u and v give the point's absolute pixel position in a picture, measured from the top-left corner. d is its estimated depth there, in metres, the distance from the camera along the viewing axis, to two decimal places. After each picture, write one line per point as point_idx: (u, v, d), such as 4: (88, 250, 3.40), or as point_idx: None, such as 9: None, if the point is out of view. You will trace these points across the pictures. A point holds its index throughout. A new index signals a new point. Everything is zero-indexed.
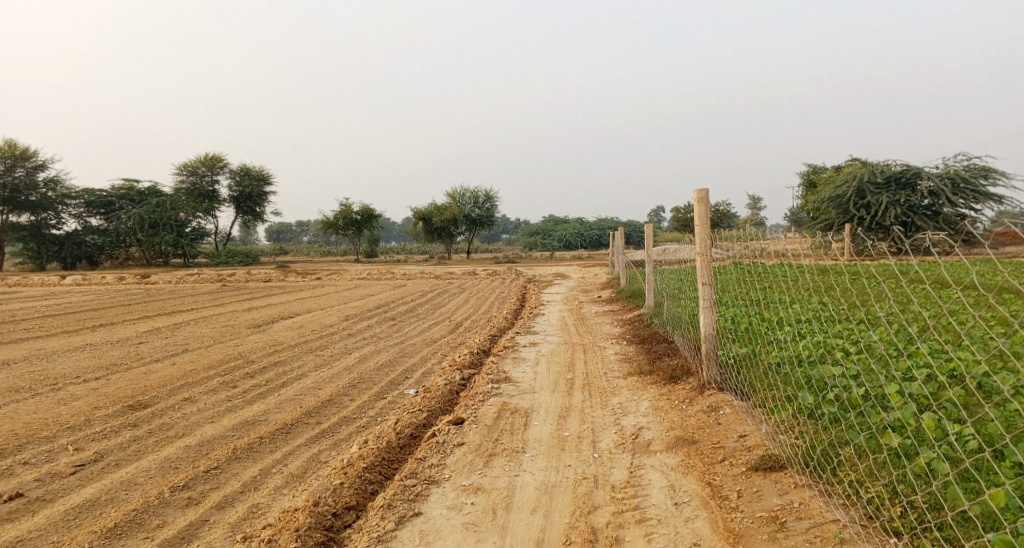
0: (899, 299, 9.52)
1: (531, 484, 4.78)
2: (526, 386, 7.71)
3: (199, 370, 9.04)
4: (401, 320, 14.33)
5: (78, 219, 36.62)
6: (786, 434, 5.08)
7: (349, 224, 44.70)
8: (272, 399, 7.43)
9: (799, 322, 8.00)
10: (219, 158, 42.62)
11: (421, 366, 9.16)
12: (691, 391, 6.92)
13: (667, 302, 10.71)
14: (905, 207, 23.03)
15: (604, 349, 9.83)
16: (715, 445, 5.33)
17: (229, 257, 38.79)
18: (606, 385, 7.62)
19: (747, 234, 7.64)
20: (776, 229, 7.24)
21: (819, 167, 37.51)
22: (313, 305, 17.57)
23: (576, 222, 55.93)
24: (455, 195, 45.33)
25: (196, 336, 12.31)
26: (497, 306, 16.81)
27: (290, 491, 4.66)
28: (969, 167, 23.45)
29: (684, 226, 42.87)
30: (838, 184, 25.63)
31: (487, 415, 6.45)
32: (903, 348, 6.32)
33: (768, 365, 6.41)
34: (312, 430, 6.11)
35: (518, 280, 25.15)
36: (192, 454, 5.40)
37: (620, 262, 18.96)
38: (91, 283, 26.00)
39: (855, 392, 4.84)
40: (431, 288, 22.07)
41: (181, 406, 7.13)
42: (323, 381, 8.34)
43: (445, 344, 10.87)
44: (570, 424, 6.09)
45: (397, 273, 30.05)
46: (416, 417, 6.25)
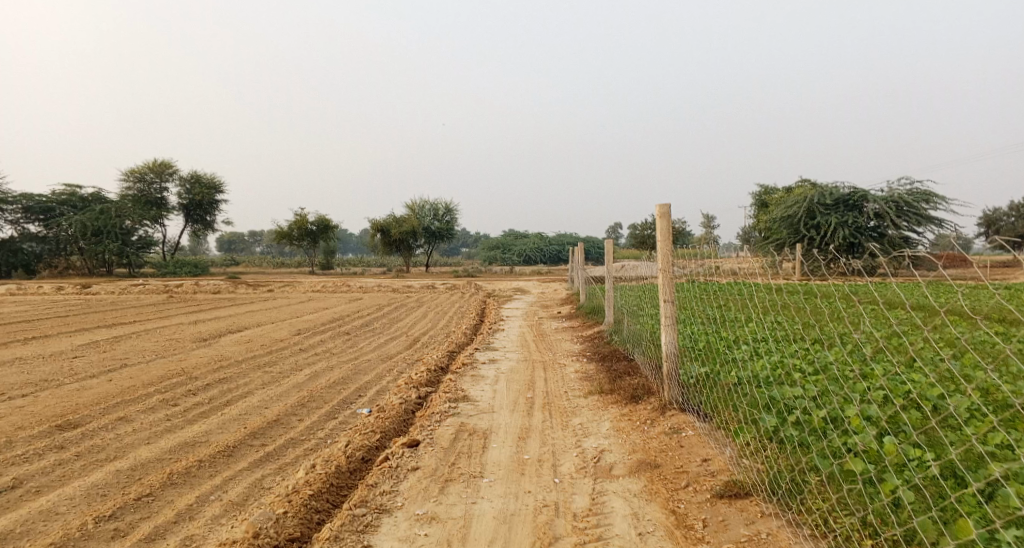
0: (852, 318, 9.55)
1: (489, 512, 4.53)
2: (485, 405, 7.46)
3: (138, 387, 8.58)
4: (356, 335, 13.96)
5: (16, 225, 35.26)
6: (750, 457, 4.91)
7: (303, 235, 43.89)
8: (215, 418, 7.05)
9: (758, 340, 7.91)
10: (168, 165, 41.59)
11: (375, 384, 8.84)
12: (652, 412, 6.76)
13: (627, 320, 10.58)
14: (853, 229, 23.44)
15: (563, 367, 9.63)
16: (679, 470, 5.15)
17: (177, 267, 37.74)
18: (566, 404, 7.42)
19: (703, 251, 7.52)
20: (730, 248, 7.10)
21: (771, 187, 38.15)
22: (264, 319, 17.04)
23: (533, 237, 55.97)
24: (412, 208, 44.93)
25: (136, 350, 11.77)
26: (455, 321, 16.52)
27: (229, 521, 4.32)
28: (913, 191, 23.98)
29: (640, 243, 43.10)
30: (789, 204, 25.99)
31: (443, 436, 6.18)
32: (860, 367, 6.24)
33: (729, 384, 6.27)
34: (256, 453, 5.76)
35: (476, 294, 24.88)
36: (122, 480, 5.01)
37: (578, 278, 18.84)
38: (27, 293, 24.94)
39: (816, 414, 4.70)
40: (388, 302, 21.67)
41: (115, 426, 6.70)
42: (270, 399, 7.97)
43: (401, 360, 10.57)
44: (530, 447, 5.85)
45: (352, 286, 29.52)
46: (368, 439, 5.94)
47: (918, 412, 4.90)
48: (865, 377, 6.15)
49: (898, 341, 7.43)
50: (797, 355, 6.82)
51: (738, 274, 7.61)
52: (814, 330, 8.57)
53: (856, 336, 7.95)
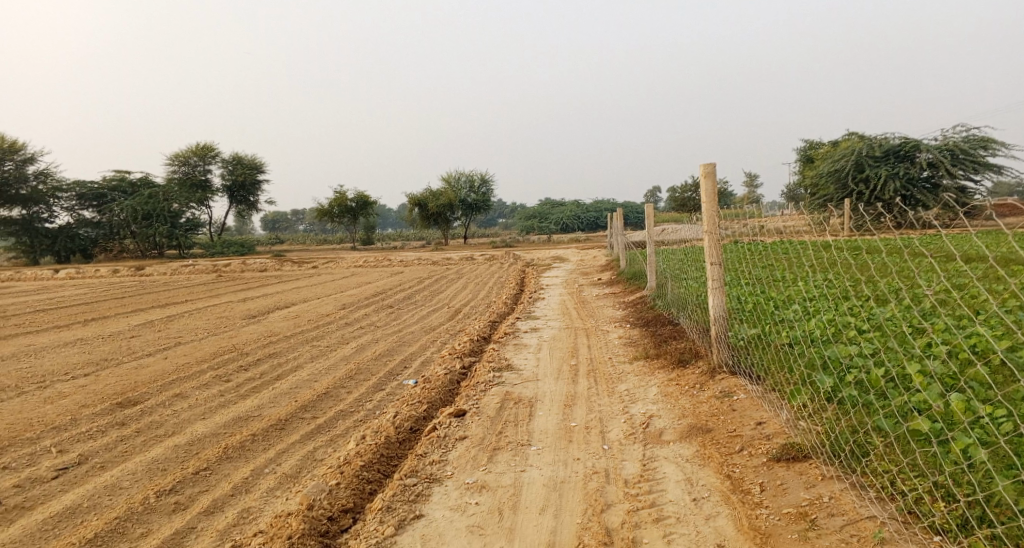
0: (904, 274, 9.32)
1: (539, 480, 4.53)
2: (530, 374, 7.45)
3: (192, 364, 8.79)
4: (399, 307, 14.09)
5: (70, 212, 36.25)
6: (807, 420, 4.82)
7: (344, 211, 44.31)
8: (267, 392, 7.17)
9: (808, 299, 7.75)
10: (211, 147, 42.28)
11: (420, 355, 8.90)
12: (701, 376, 6.67)
13: (671, 283, 10.44)
14: (905, 180, 22.72)
15: (608, 333, 9.58)
16: (732, 434, 5.06)
17: (224, 247, 38.47)
18: (612, 371, 7.37)
19: (747, 211, 7.35)
20: (775, 206, 6.90)
21: (817, 142, 37.17)
22: (310, 295, 17.28)
23: (573, 205, 55.61)
24: (451, 179, 44.97)
25: (189, 328, 12.05)
26: (497, 290, 16.52)
27: (284, 493, 4.40)
28: (967, 138, 23.08)
29: (682, 205, 42.46)
30: (836, 158, 25.27)
31: (490, 405, 6.19)
32: (917, 324, 6.08)
33: (781, 346, 6.15)
34: (308, 425, 5.85)
35: (516, 263, 24.86)
36: (181, 454, 5.13)
37: (619, 243, 18.66)
38: (84, 276, 25.66)
39: (874, 373, 4.58)
40: (430, 274, 21.78)
41: (172, 403, 6.86)
42: (319, 372, 8.09)
43: (445, 331, 10.62)
44: (577, 414, 5.82)
45: (394, 259, 29.74)
46: (416, 410, 5.98)
47: (980, 367, 4.75)
48: (921, 334, 5.98)
49: (955, 295, 7.21)
50: (850, 312, 6.65)
51: (784, 234, 7.44)
52: (865, 287, 8.36)
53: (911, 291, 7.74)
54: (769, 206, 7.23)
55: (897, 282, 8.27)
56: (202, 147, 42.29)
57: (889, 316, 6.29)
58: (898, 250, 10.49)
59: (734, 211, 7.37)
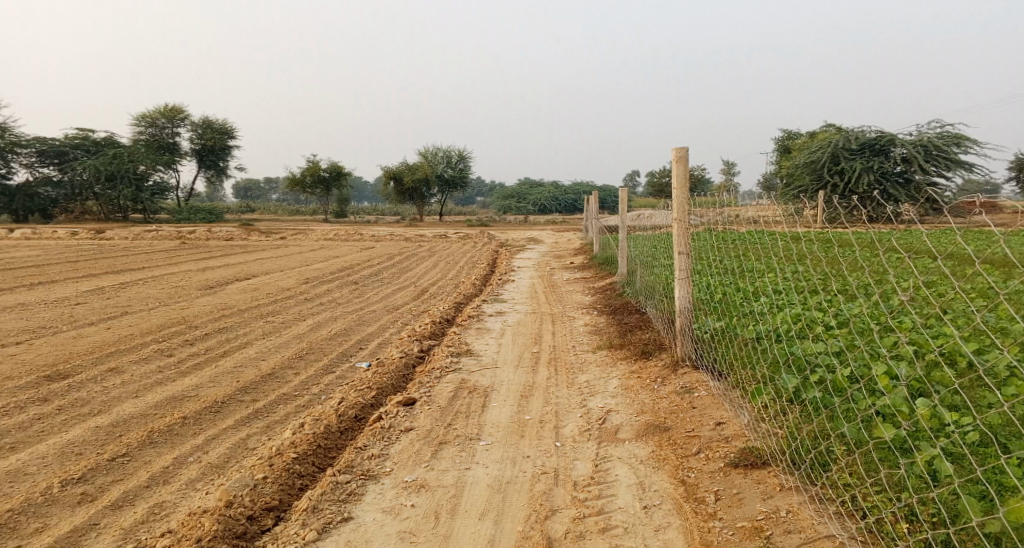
0: (874, 270, 9.17)
1: (483, 480, 4.24)
2: (488, 360, 7.16)
3: (135, 336, 8.36)
4: (363, 284, 13.68)
5: (31, 169, 35.14)
6: (767, 423, 4.58)
7: (316, 182, 43.52)
8: (208, 370, 6.79)
9: (777, 293, 7.55)
10: (180, 109, 41.16)
11: (377, 336, 8.55)
12: (664, 369, 6.41)
13: (640, 271, 10.18)
14: (879, 173, 22.74)
15: (573, 320, 9.29)
16: (690, 434, 4.81)
17: (192, 214, 37.57)
18: (573, 360, 7.10)
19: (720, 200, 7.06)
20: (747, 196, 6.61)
21: (795, 132, 37.14)
22: (273, 266, 16.78)
23: (550, 186, 55.29)
24: (427, 154, 44.29)
25: (140, 297, 11.56)
26: (466, 270, 16.15)
27: (204, 485, 4.07)
28: (942, 134, 23.07)
29: (658, 191, 42.29)
30: (813, 149, 25.16)
31: (442, 394, 5.87)
32: (885, 324, 5.90)
33: (746, 340, 5.90)
34: (245, 409, 5.50)
35: (489, 243, 24.48)
36: (101, 438, 4.75)
37: (592, 227, 18.39)
38: (41, 237, 24.85)
39: (839, 375, 4.35)
40: (399, 251, 21.31)
41: (105, 378, 6.45)
42: (268, 350, 7.72)
43: (407, 311, 10.26)
44: (532, 406, 5.53)
45: (365, 233, 29.18)
46: (362, 396, 5.65)
47: (950, 373, 4.56)
48: (889, 333, 5.80)
49: (925, 294, 7.06)
50: (818, 308, 6.45)
51: (756, 224, 7.20)
52: (835, 282, 8.19)
53: (880, 288, 7.58)
54: (742, 195, 6.96)
55: (867, 278, 8.10)
56: (171, 109, 41.17)
57: (857, 313, 6.09)
58: (870, 247, 10.37)
59: (707, 199, 7.07)
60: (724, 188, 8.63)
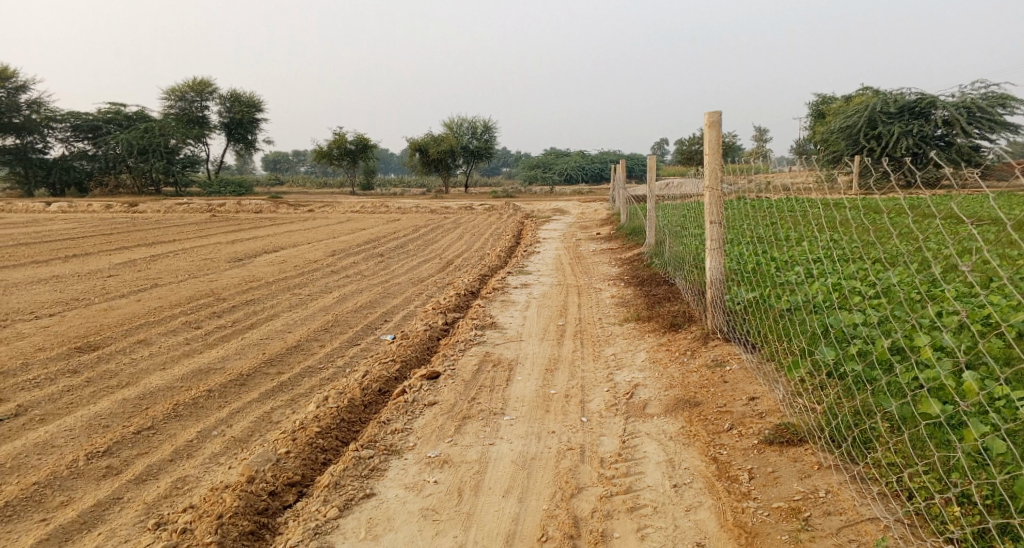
0: (910, 237, 8.94)
1: (507, 457, 4.17)
2: (514, 333, 7.08)
3: (164, 308, 8.41)
4: (390, 256, 13.65)
5: (65, 143, 35.58)
6: (804, 398, 4.45)
7: (344, 154, 43.54)
8: (235, 343, 6.79)
9: (811, 262, 7.35)
10: (208, 82, 41.32)
11: (403, 308, 8.51)
12: (693, 342, 6.27)
13: (669, 241, 10.00)
14: (918, 137, 22.11)
15: (600, 291, 9.17)
16: (721, 409, 4.69)
17: (222, 187, 37.85)
18: (600, 333, 6.98)
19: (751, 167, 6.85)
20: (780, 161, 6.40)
21: (829, 96, 36.25)
22: (301, 239, 16.83)
23: (578, 155, 54.79)
24: (453, 125, 44.04)
25: (170, 269, 11.64)
26: (493, 242, 16.07)
27: (227, 460, 4.07)
28: (985, 96, 22.30)
29: (687, 159, 41.67)
30: (849, 114, 24.52)
31: (467, 367, 5.80)
32: (925, 293, 5.72)
33: (780, 312, 5.74)
34: (270, 382, 5.49)
35: (515, 214, 24.35)
36: (128, 410, 4.76)
37: (620, 197, 18.13)
38: (76, 211, 25.20)
39: (880, 347, 4.20)
40: (426, 223, 21.24)
41: (133, 350, 6.49)
42: (294, 323, 7.71)
43: (433, 284, 10.20)
44: (558, 381, 5.44)
45: (393, 205, 29.17)
46: (386, 370, 5.61)
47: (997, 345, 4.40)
48: (930, 303, 5.62)
49: (964, 262, 6.86)
50: (854, 278, 6.27)
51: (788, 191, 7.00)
52: (870, 249, 7.97)
53: (918, 257, 7.38)
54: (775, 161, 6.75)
55: (904, 245, 7.89)
56: (200, 82, 41.35)
57: (895, 282, 5.91)
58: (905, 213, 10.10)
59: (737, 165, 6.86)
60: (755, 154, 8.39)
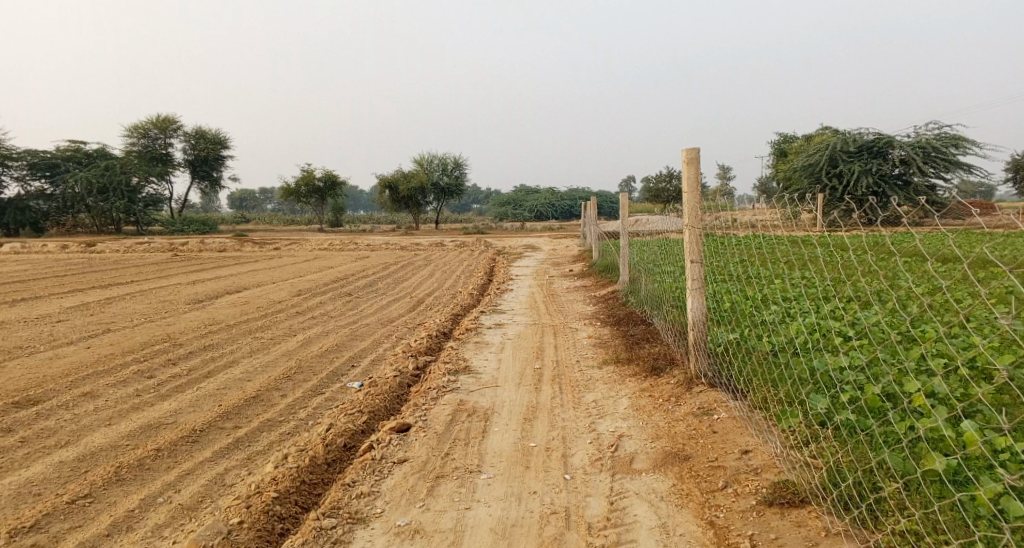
0: (879, 274, 8.81)
1: (485, 523, 3.85)
2: (488, 378, 6.72)
3: (116, 355, 7.91)
4: (358, 296, 13.24)
5: (22, 182, 34.66)
6: (801, 451, 4.21)
7: (311, 191, 43.07)
8: (190, 394, 6.35)
9: (788, 299, 7.18)
10: (173, 120, 40.79)
11: (371, 352, 8.11)
12: (677, 387, 5.95)
13: (644, 279, 9.75)
14: (876, 176, 22.38)
15: (576, 332, 8.86)
16: (714, 464, 4.40)
17: (185, 225, 37.07)
18: (578, 377, 6.66)
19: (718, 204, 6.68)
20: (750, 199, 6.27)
21: (791, 135, 36.86)
22: (265, 278, 16.31)
23: (547, 192, 54.94)
24: (422, 162, 43.93)
25: (125, 313, 11.10)
26: (463, 280, 15.74)
27: (173, 533, 3.74)
28: (939, 137, 22.69)
29: (654, 196, 41.86)
30: (810, 153, 24.83)
31: (439, 418, 5.43)
32: (907, 333, 5.55)
33: (764, 354, 5.51)
34: (226, 439, 5.08)
35: (486, 251, 24.10)
36: (65, 474, 4.34)
37: (591, 234, 17.94)
38: (30, 251, 24.37)
39: (874, 394, 4.00)
40: (395, 260, 20.84)
41: (77, 404, 6.02)
42: (254, 370, 7.27)
43: (402, 325, 9.81)
44: (537, 431, 5.10)
45: (361, 243, 28.73)
46: (352, 422, 5.23)
47: (989, 390, 4.22)
48: (911, 343, 5.44)
49: (938, 299, 6.73)
50: (834, 317, 6.07)
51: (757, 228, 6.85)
52: (844, 286, 7.81)
53: (893, 293, 7.22)
54: (742, 200, 6.58)
55: (876, 282, 7.74)
56: (164, 121, 40.82)
57: (876, 322, 5.72)
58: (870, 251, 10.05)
59: (706, 204, 6.66)
60: (723, 191, 8.27)
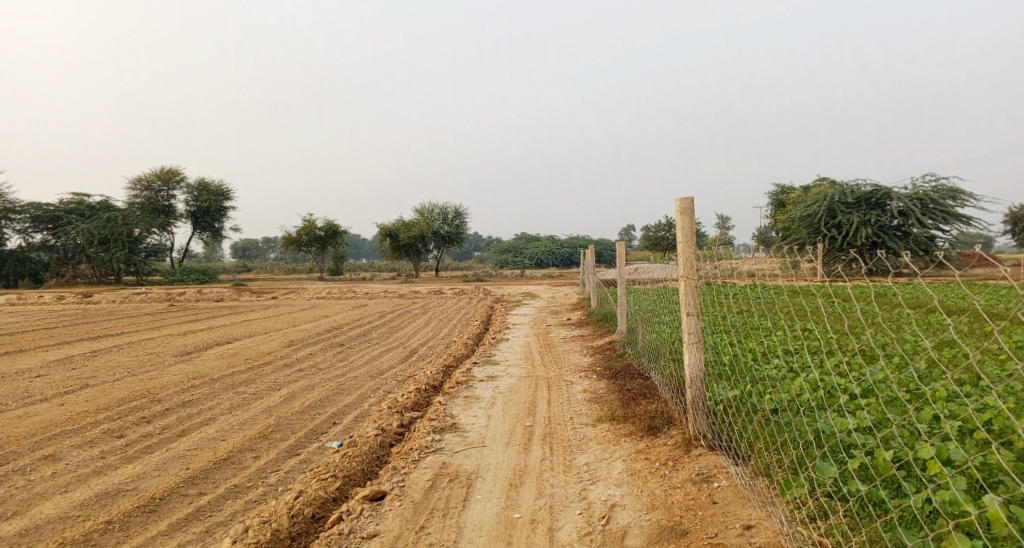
0: (883, 327, 8.55)
1: None
2: (476, 438, 6.34)
3: (87, 413, 7.53)
4: (350, 347, 12.87)
5: (23, 234, 34.49)
6: (809, 527, 3.95)
7: (311, 241, 42.94)
8: (158, 456, 5.97)
9: (790, 353, 6.85)
10: (175, 171, 40.93)
11: (356, 408, 7.72)
12: (674, 449, 5.57)
13: (642, 330, 9.41)
14: (876, 227, 22.12)
15: (570, 385, 8.49)
16: (713, 542, 4.13)
17: (184, 275, 36.87)
18: (571, 436, 6.28)
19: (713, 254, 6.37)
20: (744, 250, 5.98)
21: (789, 186, 36.82)
22: (257, 329, 15.94)
23: (547, 241, 54.79)
24: (423, 211, 43.87)
25: (109, 367, 10.74)
26: (459, 330, 15.36)
27: None
28: (937, 188, 22.56)
29: (653, 244, 41.62)
30: (809, 203, 24.63)
31: (419, 483, 5.06)
32: (914, 388, 5.25)
33: (765, 414, 5.17)
34: (186, 508, 4.73)
35: (485, 299, 23.75)
36: None
37: (590, 282, 17.58)
38: (24, 303, 24.07)
39: (883, 462, 3.74)
40: (391, 310, 20.53)
41: (35, 468, 5.65)
42: (230, 428, 6.90)
43: (391, 378, 9.43)
44: (522, 500, 4.74)
45: (359, 291, 28.46)
46: (324, 489, 4.87)
47: (1007, 456, 3.94)
48: (918, 399, 5.14)
49: (946, 353, 6.43)
50: (838, 372, 5.76)
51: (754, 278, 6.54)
52: (846, 339, 7.49)
53: (898, 347, 6.91)
54: (738, 248, 6.30)
55: (880, 336, 7.41)
56: (166, 172, 40.93)
57: (883, 376, 5.42)
58: (872, 303, 9.77)
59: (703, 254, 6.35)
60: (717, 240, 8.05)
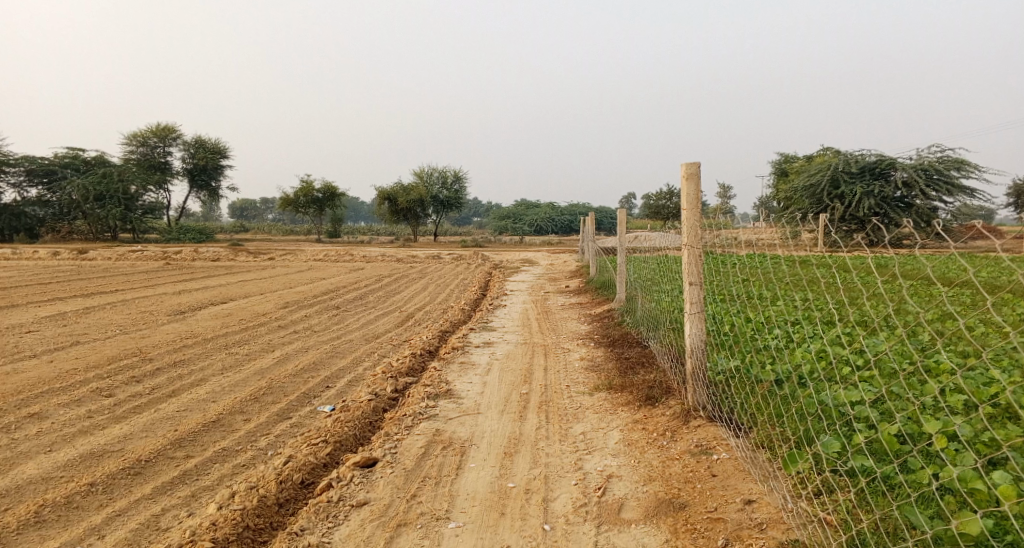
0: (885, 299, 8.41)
1: None
2: (470, 405, 6.22)
3: (77, 372, 7.40)
4: (346, 309, 12.74)
5: (18, 188, 34.18)
6: (813, 504, 3.85)
7: (309, 202, 42.61)
8: (146, 416, 5.85)
9: (791, 323, 6.70)
10: (172, 128, 40.42)
11: (349, 372, 7.59)
12: (673, 420, 5.45)
13: (641, 298, 9.25)
14: (879, 198, 21.90)
15: (568, 353, 8.36)
16: (712, 517, 4.03)
17: (181, 233, 36.62)
18: (568, 404, 6.16)
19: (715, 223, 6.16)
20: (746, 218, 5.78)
21: (793, 155, 36.42)
22: (253, 289, 15.78)
23: (548, 207, 54.48)
24: (422, 174, 43.49)
25: (101, 324, 10.60)
26: (457, 295, 15.19)
27: None
28: (942, 159, 22.26)
29: (654, 212, 41.36)
30: (812, 172, 24.34)
31: (411, 450, 4.95)
32: (918, 361, 5.12)
33: (767, 386, 5.04)
34: (173, 471, 4.63)
35: (483, 265, 23.60)
36: None
37: (590, 250, 17.40)
38: (20, 258, 23.89)
39: (891, 437, 3.63)
40: (389, 273, 20.37)
41: (20, 427, 5.53)
42: (222, 390, 6.78)
43: (387, 342, 9.30)
44: (517, 469, 4.64)
45: (357, 254, 28.24)
46: (314, 454, 4.77)
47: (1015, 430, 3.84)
48: (922, 371, 5.02)
49: (948, 325, 6.31)
50: (841, 344, 5.62)
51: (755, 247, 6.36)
52: (847, 310, 7.36)
53: (900, 319, 6.79)
54: (741, 217, 6.11)
55: (881, 308, 7.30)
56: (162, 128, 40.40)
57: (885, 349, 5.29)
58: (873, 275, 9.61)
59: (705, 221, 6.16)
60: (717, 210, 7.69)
